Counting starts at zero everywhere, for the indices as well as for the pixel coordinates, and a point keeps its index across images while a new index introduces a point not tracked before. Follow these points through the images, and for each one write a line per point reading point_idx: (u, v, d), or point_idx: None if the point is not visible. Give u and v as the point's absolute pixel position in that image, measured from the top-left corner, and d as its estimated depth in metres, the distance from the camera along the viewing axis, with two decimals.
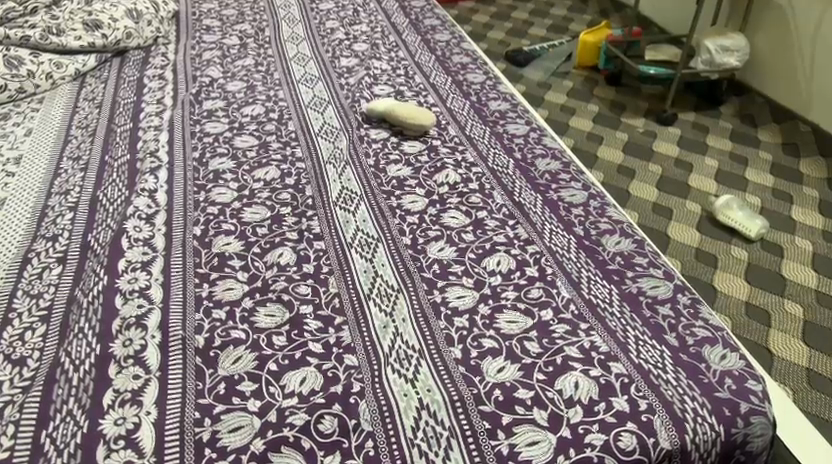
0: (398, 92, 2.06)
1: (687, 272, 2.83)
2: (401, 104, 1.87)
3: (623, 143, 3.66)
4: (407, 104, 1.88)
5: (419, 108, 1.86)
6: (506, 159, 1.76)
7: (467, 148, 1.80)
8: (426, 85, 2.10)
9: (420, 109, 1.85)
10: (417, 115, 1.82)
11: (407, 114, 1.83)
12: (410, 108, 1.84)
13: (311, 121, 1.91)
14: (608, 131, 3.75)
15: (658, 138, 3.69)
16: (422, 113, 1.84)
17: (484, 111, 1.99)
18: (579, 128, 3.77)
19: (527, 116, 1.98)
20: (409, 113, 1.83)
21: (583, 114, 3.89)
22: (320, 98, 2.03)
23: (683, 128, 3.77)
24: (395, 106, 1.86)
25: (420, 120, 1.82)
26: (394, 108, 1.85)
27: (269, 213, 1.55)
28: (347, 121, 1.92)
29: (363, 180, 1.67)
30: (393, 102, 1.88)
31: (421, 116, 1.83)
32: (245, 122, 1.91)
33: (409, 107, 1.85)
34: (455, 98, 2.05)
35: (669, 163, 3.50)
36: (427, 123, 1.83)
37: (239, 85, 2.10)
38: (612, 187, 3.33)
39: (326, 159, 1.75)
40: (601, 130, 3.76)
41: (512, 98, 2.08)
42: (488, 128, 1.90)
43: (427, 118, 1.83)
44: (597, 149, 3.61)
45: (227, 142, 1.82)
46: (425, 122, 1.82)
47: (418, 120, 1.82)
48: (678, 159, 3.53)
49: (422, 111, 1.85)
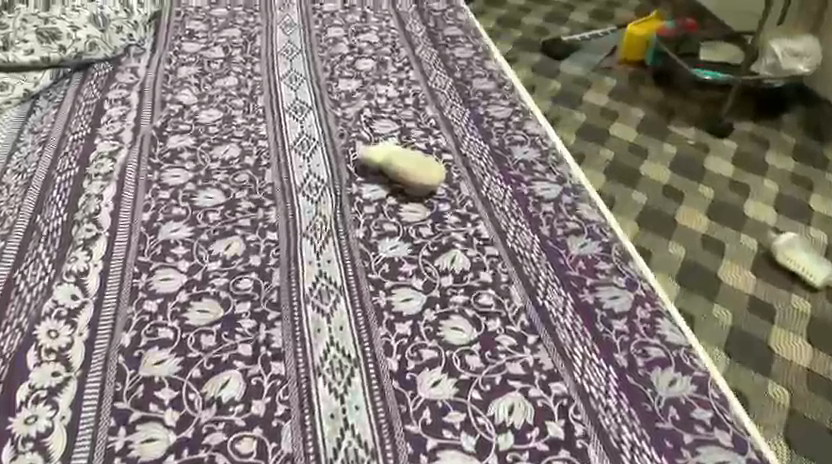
0: (404, 129, 1.71)
1: (744, 326, 2.41)
2: (411, 153, 1.54)
3: (671, 156, 3.19)
4: (419, 155, 1.54)
5: (431, 162, 1.52)
6: (530, 235, 1.41)
7: (482, 217, 1.45)
8: (438, 121, 1.74)
9: (431, 164, 1.51)
10: (424, 171, 1.48)
11: (411, 167, 1.49)
12: (418, 161, 1.51)
13: (293, 169, 1.57)
14: (653, 141, 3.29)
15: (710, 152, 3.23)
16: (432, 170, 1.50)
17: (508, 160, 1.62)
18: (621, 136, 3.30)
19: (560, 168, 1.60)
20: (415, 165, 1.49)
21: (626, 118, 3.42)
22: (308, 137, 1.67)
23: (740, 139, 3.30)
24: (402, 155, 1.52)
25: (425, 179, 1.48)
26: (398, 157, 1.52)
27: (221, 312, 1.22)
28: (336, 171, 1.56)
29: (346, 263, 1.33)
30: (402, 150, 1.54)
31: (429, 173, 1.48)
32: (214, 167, 1.57)
33: (419, 160, 1.51)
34: (472, 140, 1.68)
35: (722, 183, 3.05)
36: (432, 184, 1.49)
37: (214, 114, 1.76)
38: (655, 212, 2.89)
39: (305, 227, 1.40)
40: (646, 139, 3.29)
41: (544, 138, 1.69)
42: (511, 186, 1.54)
43: (436, 176, 1.49)
44: (640, 162, 3.15)
45: (187, 198, 1.48)
46: (431, 181, 1.48)
47: (423, 176, 1.48)
48: (733, 180, 3.07)
49: (433, 166, 1.51)
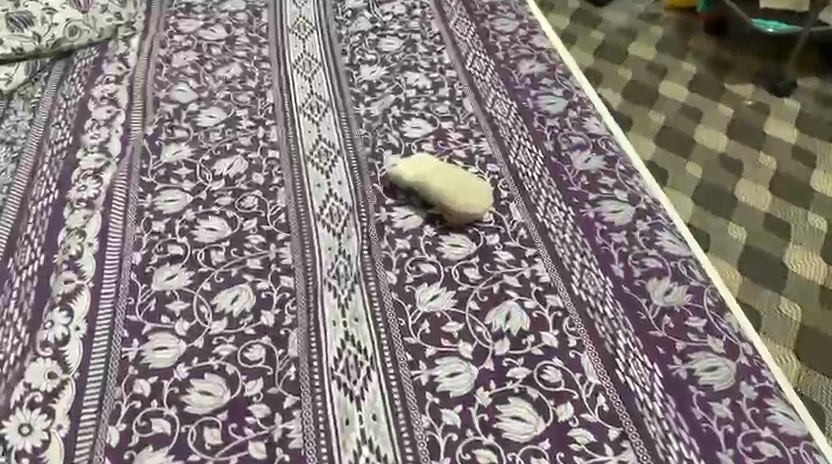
0: (440, 132, 1.44)
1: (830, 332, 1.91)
2: (452, 170, 1.28)
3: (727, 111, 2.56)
4: (463, 172, 1.28)
5: (478, 182, 1.26)
6: (598, 280, 1.14)
7: (540, 252, 1.19)
8: (479, 119, 1.47)
9: (478, 186, 1.25)
10: (468, 196, 1.22)
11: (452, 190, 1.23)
12: (461, 181, 1.25)
13: (310, 189, 1.32)
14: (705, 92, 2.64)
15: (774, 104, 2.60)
16: (478, 193, 1.24)
17: (566, 171, 1.35)
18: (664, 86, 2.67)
19: (628, 180, 1.33)
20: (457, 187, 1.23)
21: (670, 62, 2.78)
22: (326, 146, 1.41)
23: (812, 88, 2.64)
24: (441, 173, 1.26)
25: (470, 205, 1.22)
26: (436, 175, 1.26)
27: (226, 395, 0.99)
28: (360, 191, 1.31)
29: (378, 321, 1.09)
30: (440, 166, 1.29)
31: (475, 199, 1.23)
32: (217, 188, 1.33)
33: (462, 180, 1.25)
34: (522, 145, 1.41)
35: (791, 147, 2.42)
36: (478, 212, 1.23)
37: (216, 115, 1.50)
38: (707, 184, 2.30)
39: (326, 273, 1.16)
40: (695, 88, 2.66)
41: (607, 142, 1.42)
42: (572, 206, 1.27)
43: (483, 203, 1.23)
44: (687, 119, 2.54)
45: (186, 231, 1.25)
46: (477, 208, 1.22)
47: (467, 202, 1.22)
48: (805, 142, 2.44)
49: (480, 189, 1.25)
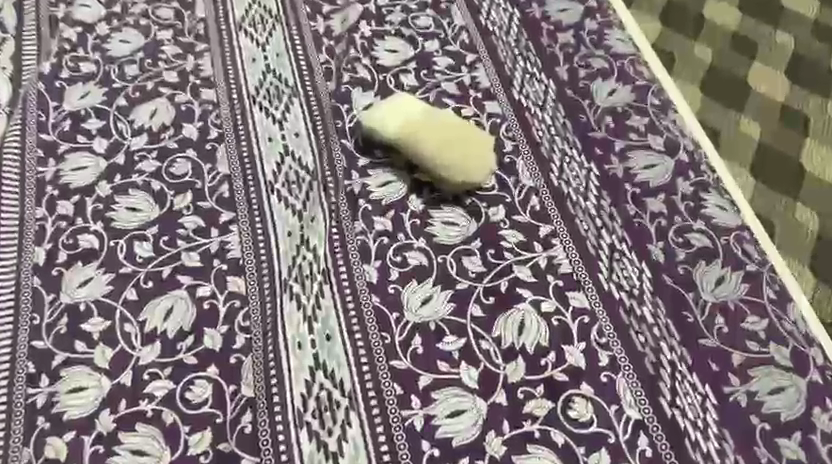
0: (423, 57, 1.13)
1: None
2: (443, 120, 0.99)
3: None
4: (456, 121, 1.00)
5: (476, 138, 0.99)
6: (633, 268, 0.90)
7: (557, 230, 0.94)
8: (473, 36, 1.15)
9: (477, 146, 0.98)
10: (467, 164, 0.96)
11: (447, 155, 0.96)
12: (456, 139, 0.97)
13: (258, 146, 1.03)
14: None
15: None
16: (478, 157, 0.97)
17: (584, 111, 1.06)
18: None
19: (662, 120, 1.05)
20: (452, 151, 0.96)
21: None
22: (277, 81, 1.10)
23: None
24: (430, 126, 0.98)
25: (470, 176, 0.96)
26: (421, 126, 0.98)
27: (165, 456, 0.77)
28: (324, 149, 1.02)
29: (355, 338, 0.85)
30: (427, 114, 1.00)
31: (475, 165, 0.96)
32: (139, 148, 1.03)
33: (457, 136, 0.98)
34: (528, 72, 1.11)
35: None
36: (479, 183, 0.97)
37: (133, 40, 1.16)
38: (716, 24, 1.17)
39: (286, 270, 0.90)
40: None
41: (635, 64, 1.12)
42: (594, 161, 1.01)
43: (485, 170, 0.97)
44: None
45: (102, 212, 0.97)
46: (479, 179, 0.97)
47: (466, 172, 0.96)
48: None
49: (479, 150, 0.98)
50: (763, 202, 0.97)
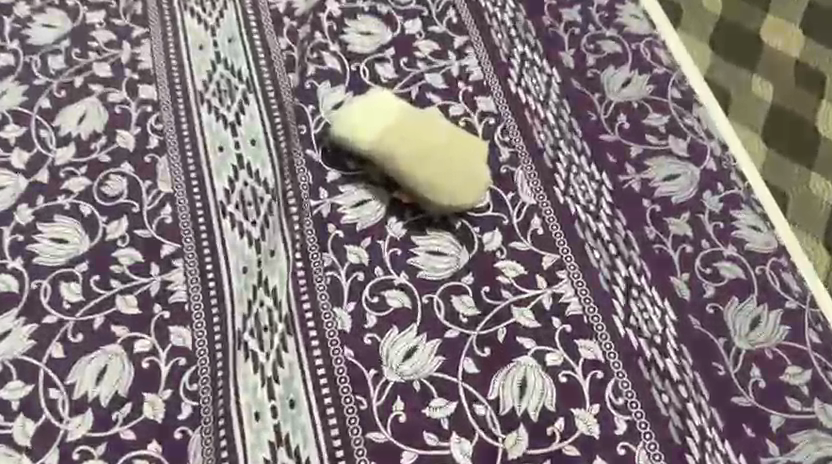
0: (403, 40, 0.95)
1: None
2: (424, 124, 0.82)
3: None
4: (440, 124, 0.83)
5: (465, 146, 0.83)
6: (653, 308, 0.76)
7: (563, 260, 0.79)
8: (461, 13, 0.97)
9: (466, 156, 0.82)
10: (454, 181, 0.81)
11: (430, 170, 0.80)
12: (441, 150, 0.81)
13: (208, 158, 0.86)
14: None
15: None
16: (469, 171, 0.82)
17: (594, 107, 0.90)
18: None
19: (685, 119, 0.89)
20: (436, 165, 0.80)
21: None
22: (228, 74, 0.92)
23: None
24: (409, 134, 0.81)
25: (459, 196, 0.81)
26: (393, 137, 0.81)
27: None
28: (285, 159, 0.86)
29: (326, 403, 0.72)
30: (405, 115, 0.83)
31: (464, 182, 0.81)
32: (65, 162, 0.87)
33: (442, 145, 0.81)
34: (527, 60, 0.94)
35: None
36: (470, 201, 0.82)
37: (57, 23, 0.97)
38: None
39: (243, 318, 0.76)
40: None
41: (652, 48, 0.95)
42: (606, 171, 0.85)
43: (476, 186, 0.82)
44: None
45: (22, 245, 0.81)
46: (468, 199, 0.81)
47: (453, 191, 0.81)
48: None
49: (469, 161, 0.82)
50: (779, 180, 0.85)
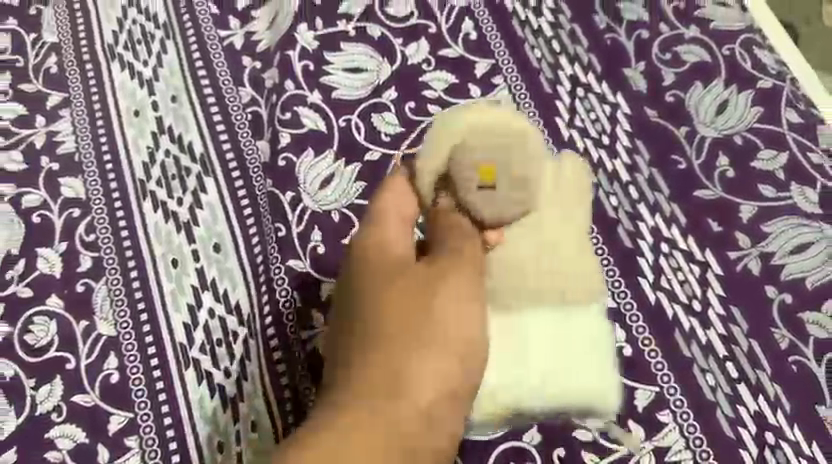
0: (406, 74, 0.70)
1: None
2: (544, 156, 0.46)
3: None
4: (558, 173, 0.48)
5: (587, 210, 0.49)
6: (798, 460, 0.54)
7: (663, 396, 0.56)
8: (482, 24, 0.72)
9: (557, 220, 0.47)
10: (514, 268, 0.46)
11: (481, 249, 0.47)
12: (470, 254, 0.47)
13: (158, 280, 0.64)
14: None
15: None
16: (540, 197, 0.46)
17: (681, 149, 0.65)
18: None
19: (809, 154, 0.64)
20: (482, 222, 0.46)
21: None
22: (176, 150, 0.69)
23: None
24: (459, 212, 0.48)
25: (514, 289, 0.47)
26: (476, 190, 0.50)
27: None
28: (261, 273, 0.63)
29: None
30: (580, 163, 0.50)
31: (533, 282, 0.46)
32: None
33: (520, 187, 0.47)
34: (579, 85, 0.68)
35: None
36: (596, 374, 0.48)
37: None
38: None
39: None
40: None
41: (750, 50, 0.69)
42: (709, 247, 0.61)
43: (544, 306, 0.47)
44: None
45: None
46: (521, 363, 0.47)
47: (498, 284, 0.47)
48: None
49: (567, 224, 0.47)
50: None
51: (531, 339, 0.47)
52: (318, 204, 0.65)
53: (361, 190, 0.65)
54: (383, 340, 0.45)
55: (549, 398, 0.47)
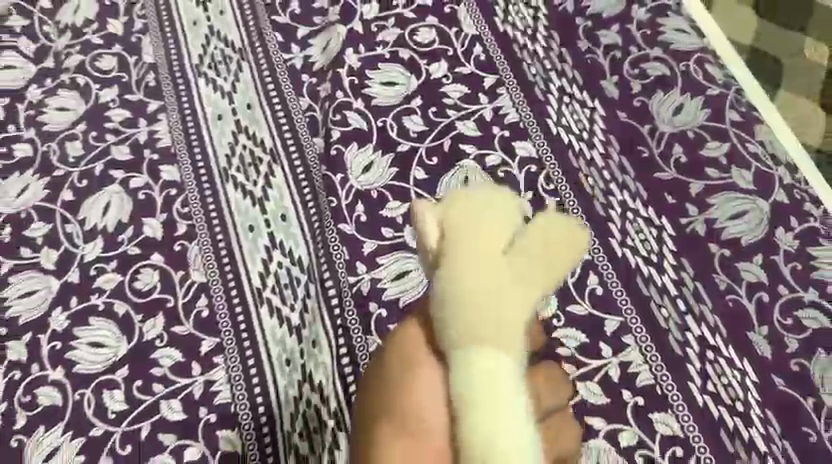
0: (430, 87, 0.89)
1: None
2: (498, 230, 0.47)
3: None
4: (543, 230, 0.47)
5: (539, 290, 0.47)
6: (730, 371, 0.70)
7: (627, 324, 0.73)
8: (489, 48, 0.91)
9: (505, 293, 0.46)
10: (460, 320, 0.47)
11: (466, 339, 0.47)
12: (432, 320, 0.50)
13: (238, 241, 0.83)
14: None
15: None
16: (474, 272, 0.46)
17: (645, 142, 0.83)
18: None
19: (747, 145, 0.82)
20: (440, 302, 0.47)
21: None
22: (251, 144, 0.89)
23: None
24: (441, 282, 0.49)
25: (459, 339, 0.47)
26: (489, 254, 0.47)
27: None
28: (318, 234, 0.82)
29: None
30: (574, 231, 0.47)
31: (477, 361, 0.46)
32: (94, 258, 0.84)
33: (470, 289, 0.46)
34: (565, 93, 0.87)
35: None
36: (522, 434, 0.45)
37: (69, 107, 0.94)
38: None
39: (289, 419, 0.73)
40: None
41: (702, 66, 0.87)
42: (666, 215, 0.78)
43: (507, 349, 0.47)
44: None
45: (60, 354, 0.79)
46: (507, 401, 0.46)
47: (448, 319, 0.47)
48: None
49: (516, 285, 0.46)
50: (816, 138, 0.87)
51: (493, 392, 0.46)
52: (361, 184, 0.84)
53: (394, 173, 0.84)
54: (398, 392, 0.58)
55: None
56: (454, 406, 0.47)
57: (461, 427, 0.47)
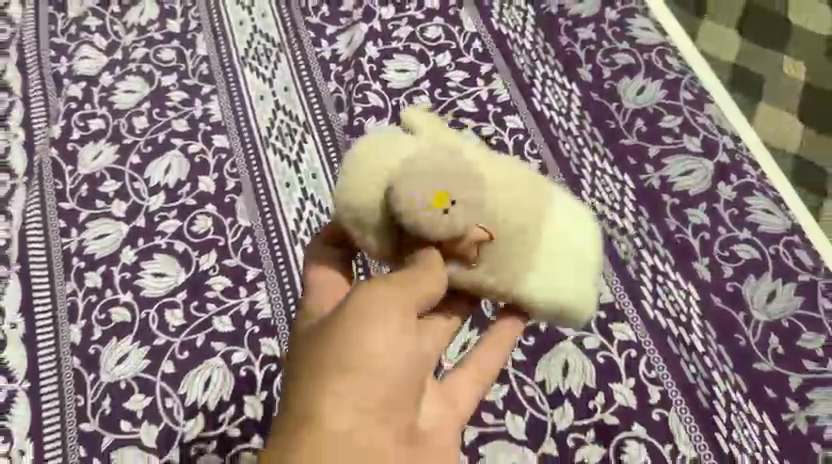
0: (436, 72, 1.08)
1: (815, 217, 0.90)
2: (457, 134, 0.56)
3: None
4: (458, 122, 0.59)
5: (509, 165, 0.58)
6: (676, 291, 0.86)
7: None
8: (485, 43, 1.10)
9: (500, 168, 0.57)
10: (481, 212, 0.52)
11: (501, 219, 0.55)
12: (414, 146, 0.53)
13: (276, 195, 1.01)
14: None
15: None
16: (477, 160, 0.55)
17: (613, 116, 1.00)
18: None
19: (697, 118, 0.99)
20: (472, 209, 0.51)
21: None
22: (288, 119, 1.08)
23: None
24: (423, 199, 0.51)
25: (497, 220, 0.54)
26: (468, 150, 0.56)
27: None
28: None
29: None
30: (433, 113, 0.61)
31: (518, 218, 0.56)
32: (158, 208, 1.02)
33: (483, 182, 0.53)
34: (548, 78, 1.05)
35: None
36: (580, 256, 0.59)
37: (136, 90, 1.13)
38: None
39: None
40: None
41: (661, 57, 1.05)
42: (629, 172, 0.95)
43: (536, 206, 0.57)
44: None
45: (130, 282, 0.96)
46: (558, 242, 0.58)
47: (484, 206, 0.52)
48: None
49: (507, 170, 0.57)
50: (795, 145, 0.96)
51: (548, 244, 0.57)
52: None
53: None
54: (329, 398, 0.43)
55: (556, 298, 0.58)
56: (515, 270, 0.56)
57: (533, 280, 0.57)
